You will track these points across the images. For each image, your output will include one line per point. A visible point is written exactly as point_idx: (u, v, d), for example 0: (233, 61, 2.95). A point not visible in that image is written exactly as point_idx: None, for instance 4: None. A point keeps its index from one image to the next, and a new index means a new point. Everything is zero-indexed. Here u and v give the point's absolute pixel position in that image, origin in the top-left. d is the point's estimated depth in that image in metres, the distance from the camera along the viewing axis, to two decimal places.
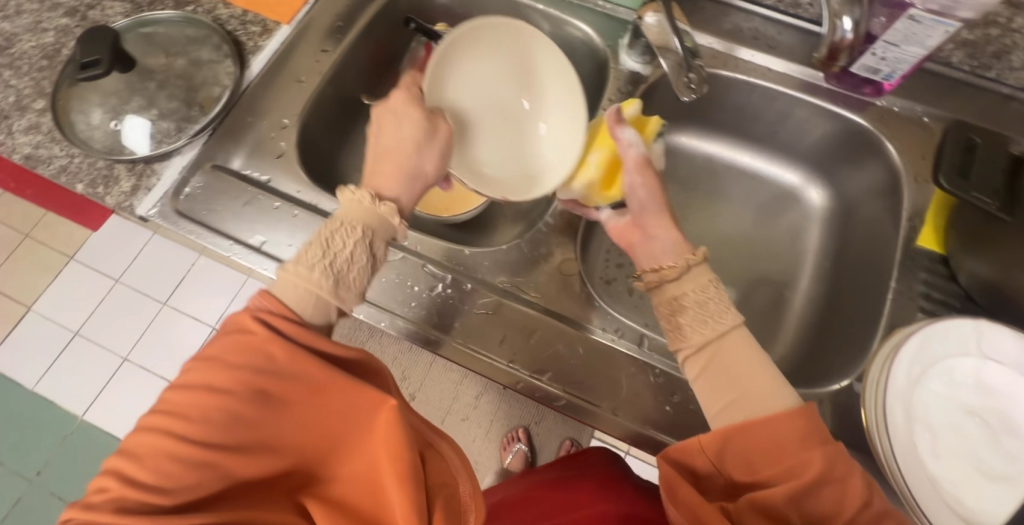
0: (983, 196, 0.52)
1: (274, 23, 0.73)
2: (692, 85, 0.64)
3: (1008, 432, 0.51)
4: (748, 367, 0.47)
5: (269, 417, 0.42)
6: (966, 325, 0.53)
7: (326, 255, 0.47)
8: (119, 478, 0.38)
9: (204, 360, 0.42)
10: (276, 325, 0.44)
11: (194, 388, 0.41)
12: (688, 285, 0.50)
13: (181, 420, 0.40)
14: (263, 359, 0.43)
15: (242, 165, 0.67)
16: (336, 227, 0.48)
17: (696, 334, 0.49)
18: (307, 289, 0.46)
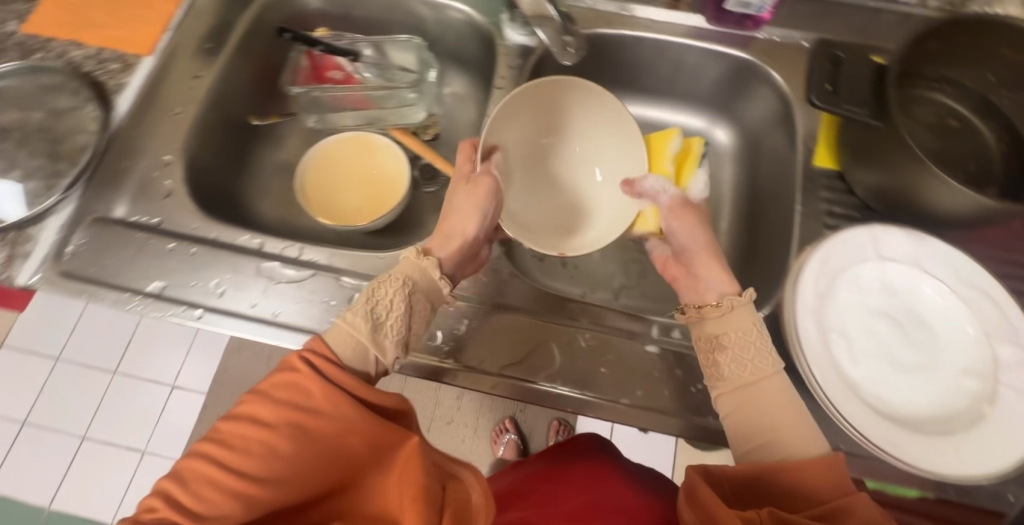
0: (854, 108, 0.53)
1: (134, 57, 0.68)
2: (569, 48, 0.65)
3: (914, 324, 0.54)
4: (783, 412, 0.46)
5: (305, 454, 0.42)
6: (860, 233, 0.56)
7: (371, 305, 0.49)
8: (162, 498, 0.39)
9: (256, 393, 0.44)
10: (321, 366, 0.45)
11: (242, 420, 0.42)
12: (729, 323, 0.51)
13: (227, 451, 0.41)
14: (301, 395, 0.43)
15: (127, 212, 0.63)
16: (384, 280, 0.51)
17: (734, 372, 0.49)
18: (353, 338, 0.47)
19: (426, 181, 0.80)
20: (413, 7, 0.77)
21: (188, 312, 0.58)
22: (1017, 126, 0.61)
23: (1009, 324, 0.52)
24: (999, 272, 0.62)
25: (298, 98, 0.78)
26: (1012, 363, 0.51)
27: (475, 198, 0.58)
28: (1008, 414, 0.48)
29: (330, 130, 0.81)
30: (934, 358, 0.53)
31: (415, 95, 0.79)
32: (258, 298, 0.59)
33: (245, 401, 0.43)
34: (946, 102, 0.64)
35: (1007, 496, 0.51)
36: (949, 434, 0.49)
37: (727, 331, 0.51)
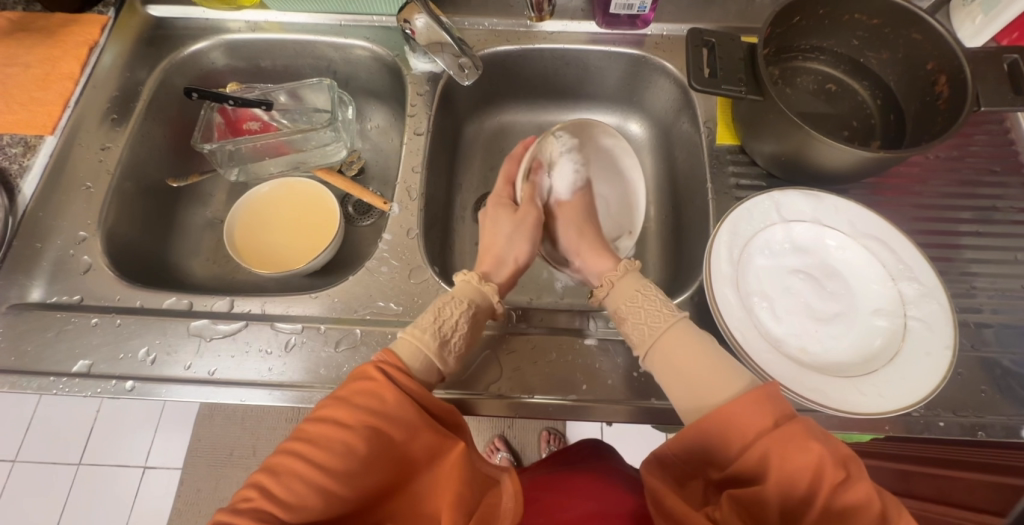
0: (733, 86, 0.57)
1: (36, 138, 0.67)
2: (467, 68, 0.73)
3: (826, 275, 0.58)
4: (697, 359, 0.48)
5: (379, 455, 0.43)
6: (762, 199, 0.59)
7: (437, 323, 0.52)
8: (257, 489, 0.41)
9: (340, 400, 0.45)
10: (395, 375, 0.47)
11: (327, 420, 0.44)
12: (624, 290, 0.56)
13: (311, 449, 0.42)
14: (378, 402, 0.45)
15: (45, 294, 0.60)
16: (447, 299, 0.54)
17: (639, 335, 0.52)
18: (421, 351, 0.50)
19: (359, 215, 0.82)
20: (319, 51, 0.79)
21: (118, 385, 0.56)
22: (887, 81, 0.67)
23: (906, 260, 0.56)
24: (901, 214, 0.67)
25: (213, 154, 0.76)
26: (915, 297, 0.54)
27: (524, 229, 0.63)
28: (919, 345, 0.52)
29: (254, 180, 0.81)
30: (848, 304, 0.56)
31: (332, 133, 0.78)
32: (192, 359, 0.57)
33: (328, 404, 0.45)
34: (824, 69, 0.69)
35: (938, 424, 0.54)
36: (872, 373, 0.51)
37: (622, 299, 0.55)
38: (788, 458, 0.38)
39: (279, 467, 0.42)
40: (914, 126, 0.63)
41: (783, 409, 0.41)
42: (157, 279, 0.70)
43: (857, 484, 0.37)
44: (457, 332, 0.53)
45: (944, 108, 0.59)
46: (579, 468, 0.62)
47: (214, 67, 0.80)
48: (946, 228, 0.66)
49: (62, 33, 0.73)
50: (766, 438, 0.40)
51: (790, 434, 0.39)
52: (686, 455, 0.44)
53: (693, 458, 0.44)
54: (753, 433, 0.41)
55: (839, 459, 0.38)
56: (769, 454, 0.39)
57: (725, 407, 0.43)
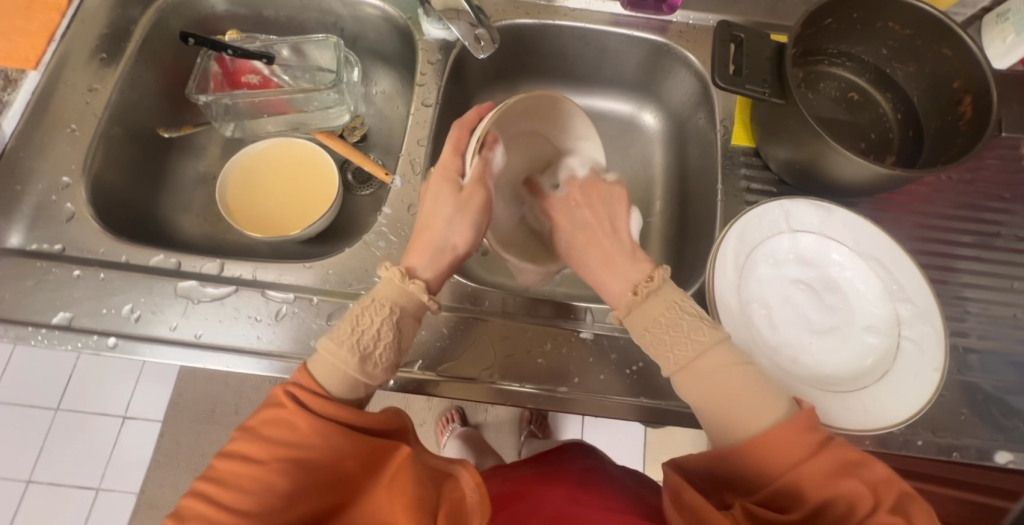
0: (757, 87, 0.55)
1: (18, 71, 0.63)
2: (484, 41, 0.68)
3: (826, 288, 0.58)
4: (737, 387, 0.46)
5: (300, 486, 0.44)
6: (773, 207, 0.58)
7: (355, 334, 0.49)
8: None
9: (247, 436, 0.45)
10: (307, 398, 0.46)
11: (237, 457, 0.44)
12: (655, 307, 0.51)
13: (222, 487, 0.43)
14: (288, 431, 0.45)
15: (23, 240, 0.58)
16: (368, 305, 0.51)
17: (679, 356, 0.48)
18: (339, 369, 0.48)
19: (358, 183, 0.79)
20: (327, 5, 0.75)
21: (100, 341, 0.54)
22: (910, 94, 0.65)
23: (906, 282, 0.56)
24: (906, 233, 0.66)
25: (208, 107, 0.73)
26: (909, 317, 0.54)
27: (469, 214, 0.57)
28: (908, 365, 0.52)
29: (251, 137, 0.78)
30: (843, 319, 0.56)
31: (336, 95, 0.75)
32: (178, 320, 0.55)
33: (238, 438, 0.45)
34: (848, 76, 0.67)
35: (916, 442, 0.55)
36: (860, 389, 0.52)
37: (650, 320, 0.50)
38: (829, 484, 0.40)
39: (186, 511, 0.42)
40: (932, 144, 0.62)
41: (824, 435, 0.43)
42: (143, 234, 0.67)
43: (886, 514, 0.39)
44: (373, 345, 0.49)
45: (965, 129, 0.58)
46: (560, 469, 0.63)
47: (213, 11, 0.75)
48: (946, 250, 0.66)
49: None
50: (808, 461, 0.41)
51: (837, 460, 0.41)
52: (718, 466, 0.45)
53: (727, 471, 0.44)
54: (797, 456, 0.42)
55: (872, 486, 0.40)
56: (814, 478, 0.41)
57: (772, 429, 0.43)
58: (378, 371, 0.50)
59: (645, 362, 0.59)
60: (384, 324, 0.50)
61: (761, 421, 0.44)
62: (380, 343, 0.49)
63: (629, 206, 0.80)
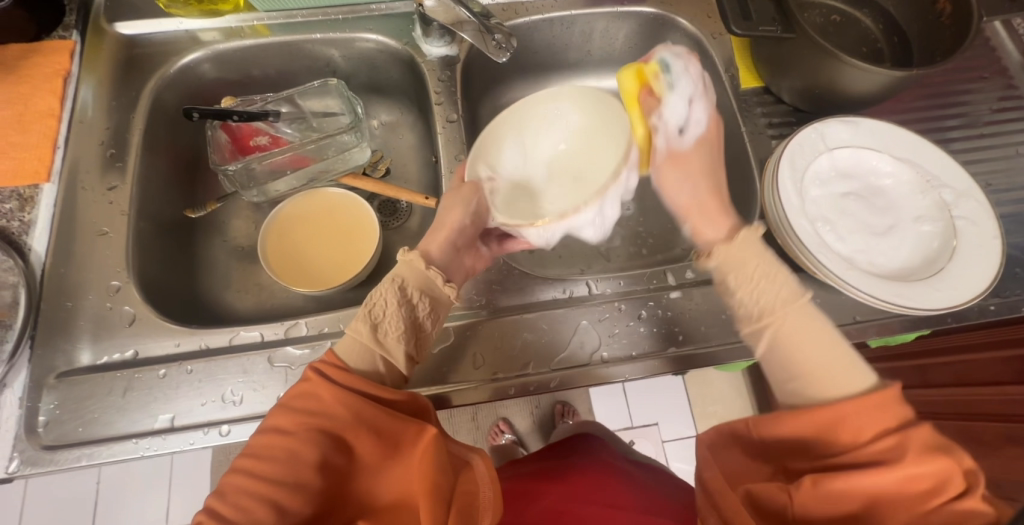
0: (768, 27, 0.60)
1: (31, 188, 0.60)
2: (501, 45, 0.69)
3: (873, 194, 0.62)
4: (816, 346, 0.46)
5: (330, 455, 0.44)
6: (809, 132, 0.62)
7: (373, 314, 0.53)
8: (209, 513, 0.40)
9: (281, 409, 0.45)
10: (331, 371, 0.48)
11: (272, 430, 0.44)
12: (745, 255, 0.52)
13: (259, 460, 0.42)
14: (315, 403, 0.46)
15: (93, 355, 0.55)
16: (382, 288, 0.54)
17: (758, 308, 0.50)
18: (358, 345, 0.51)
19: (387, 217, 0.79)
20: (318, 50, 0.74)
21: (212, 433, 0.52)
22: (886, 5, 0.71)
23: (939, 169, 0.61)
24: (912, 130, 0.72)
25: (233, 176, 0.71)
26: (955, 199, 0.59)
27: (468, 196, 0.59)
28: (971, 240, 0.57)
29: (273, 199, 0.76)
30: (897, 216, 0.61)
31: (353, 137, 0.74)
32: (282, 390, 0.54)
33: (269, 414, 0.45)
34: (826, 3, 0.72)
35: (989, 307, 0.60)
36: (939, 271, 0.56)
37: (733, 266, 0.52)
38: (903, 462, 0.38)
39: (225, 487, 0.42)
40: (920, 44, 0.68)
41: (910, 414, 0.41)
42: (200, 318, 0.65)
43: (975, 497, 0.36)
44: (388, 326, 0.52)
45: (948, 23, 0.64)
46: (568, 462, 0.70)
47: (205, 82, 0.73)
48: (948, 134, 0.72)
49: (24, 66, 0.65)
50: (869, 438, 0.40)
51: (916, 443, 0.38)
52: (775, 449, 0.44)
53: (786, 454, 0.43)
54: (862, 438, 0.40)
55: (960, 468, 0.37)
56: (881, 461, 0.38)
57: (842, 404, 0.41)
58: (395, 350, 0.52)
59: None
60: (398, 306, 0.53)
61: (845, 388, 0.43)
62: (392, 324, 0.52)
63: None
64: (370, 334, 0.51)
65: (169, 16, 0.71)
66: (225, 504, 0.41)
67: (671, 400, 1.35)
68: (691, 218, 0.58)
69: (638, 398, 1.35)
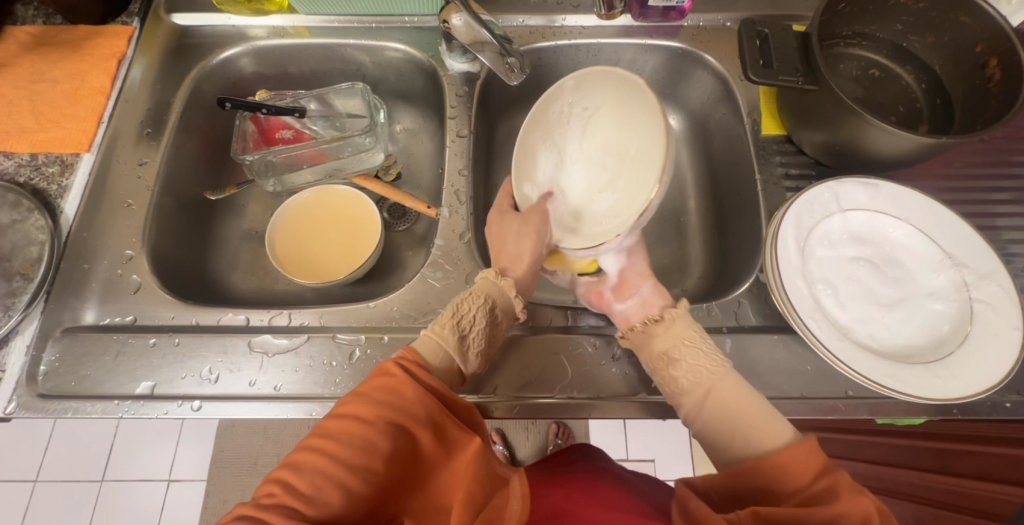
0: (789, 77, 0.58)
1: (72, 156, 0.66)
2: (515, 68, 0.71)
3: (888, 262, 0.58)
4: (754, 410, 0.47)
5: (398, 449, 0.44)
6: (821, 190, 0.59)
7: (456, 319, 0.54)
8: (281, 485, 0.40)
9: (362, 398, 0.46)
10: (414, 370, 0.48)
11: (346, 416, 0.44)
12: (680, 331, 0.53)
13: (331, 442, 0.43)
14: (394, 397, 0.46)
15: (97, 316, 0.60)
16: (466, 296, 0.56)
17: (690, 380, 0.50)
18: (441, 347, 0.52)
19: (395, 219, 0.81)
20: (349, 54, 0.78)
21: (185, 405, 0.55)
22: (932, 64, 0.67)
23: (965, 247, 0.56)
24: (946, 198, 0.67)
25: (253, 165, 0.75)
26: (973, 280, 0.55)
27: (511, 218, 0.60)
28: (986, 328, 0.52)
29: (290, 190, 0.80)
30: (908, 289, 0.57)
31: (370, 139, 0.77)
32: (256, 375, 0.57)
33: (347, 400, 0.46)
34: (867, 55, 0.69)
35: (1004, 404, 0.55)
36: (947, 356, 0.52)
37: (669, 341, 0.53)
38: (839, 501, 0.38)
39: (300, 463, 0.42)
40: (963, 109, 0.64)
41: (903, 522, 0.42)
42: (201, 294, 0.68)
43: None
44: (470, 336, 0.53)
45: (997, 91, 0.60)
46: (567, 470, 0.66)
47: (243, 74, 0.78)
48: (986, 207, 0.66)
49: (87, 46, 0.72)
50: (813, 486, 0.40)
51: (846, 482, 0.39)
52: (721, 492, 0.43)
53: (731, 497, 0.43)
54: (803, 480, 0.41)
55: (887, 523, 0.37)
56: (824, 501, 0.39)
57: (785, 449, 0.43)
58: (471, 356, 0.54)
59: None
60: (483, 318, 0.54)
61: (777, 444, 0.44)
62: (473, 336, 0.54)
63: (662, 207, 0.80)
64: (454, 342, 0.53)
65: (220, 12, 0.77)
66: (284, 481, 0.41)
67: (671, 440, 1.30)
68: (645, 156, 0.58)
69: (635, 432, 1.31)
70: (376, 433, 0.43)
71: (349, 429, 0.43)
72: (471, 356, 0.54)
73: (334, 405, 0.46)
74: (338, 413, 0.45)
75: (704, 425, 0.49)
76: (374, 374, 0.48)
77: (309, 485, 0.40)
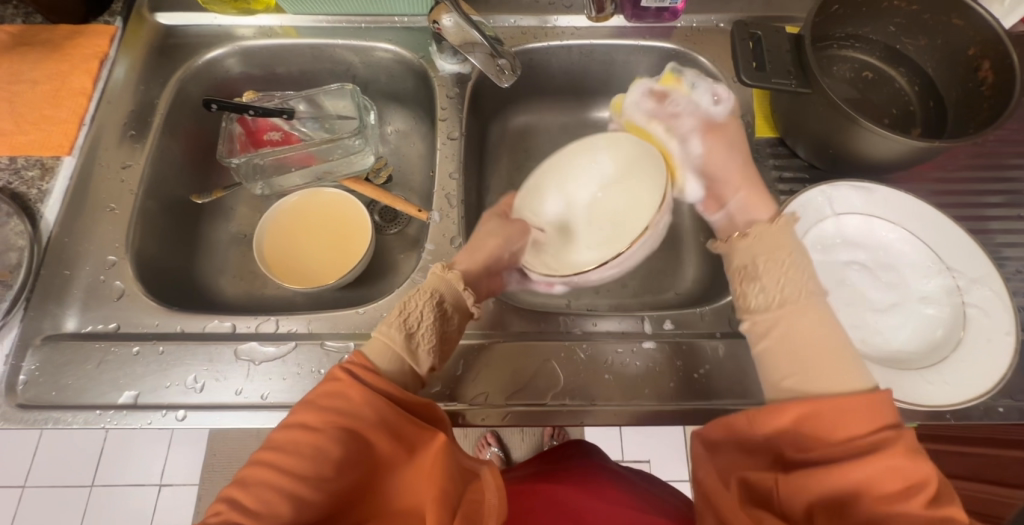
0: (782, 80, 0.58)
1: (53, 159, 0.65)
2: (505, 70, 0.70)
3: (881, 266, 0.58)
4: (820, 337, 0.48)
5: (350, 454, 0.43)
6: (814, 194, 0.59)
7: (403, 317, 0.53)
8: (229, 502, 0.40)
9: (309, 406, 0.45)
10: (361, 372, 0.47)
11: (295, 426, 0.43)
12: (762, 247, 0.55)
13: (282, 454, 0.42)
14: (343, 402, 0.45)
15: (79, 324, 0.58)
16: (413, 294, 0.55)
17: (763, 301, 0.52)
18: (387, 347, 0.51)
19: (386, 222, 0.80)
20: (339, 55, 0.77)
21: (169, 415, 0.54)
22: (925, 66, 0.66)
23: (958, 252, 0.56)
24: (939, 202, 0.67)
25: (239, 168, 0.73)
26: (965, 284, 0.54)
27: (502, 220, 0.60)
28: (979, 332, 0.52)
29: (279, 193, 0.78)
30: (901, 294, 0.56)
31: (360, 141, 0.76)
32: (242, 384, 0.55)
33: (296, 409, 0.45)
34: (861, 57, 0.68)
35: (997, 409, 0.55)
36: (940, 362, 0.51)
37: (750, 257, 0.55)
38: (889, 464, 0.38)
39: (250, 478, 0.41)
40: (956, 112, 0.64)
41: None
42: (187, 299, 0.67)
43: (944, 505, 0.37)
44: (418, 331, 0.53)
45: (989, 94, 0.59)
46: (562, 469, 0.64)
47: (230, 75, 0.77)
48: (979, 211, 0.66)
49: (69, 46, 0.70)
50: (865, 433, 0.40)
51: (905, 442, 0.39)
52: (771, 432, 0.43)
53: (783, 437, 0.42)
54: (855, 426, 0.41)
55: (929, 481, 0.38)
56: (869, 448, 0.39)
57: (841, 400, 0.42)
58: (421, 353, 0.52)
59: (712, 364, 0.59)
60: (431, 314, 0.54)
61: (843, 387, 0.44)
62: (422, 330, 0.53)
63: None
64: (401, 336, 0.52)
65: (206, 11, 0.75)
66: (237, 500, 0.40)
67: (667, 441, 1.29)
68: (743, 189, 0.62)
69: (631, 434, 1.30)
70: (325, 440, 0.42)
71: (298, 440, 0.42)
72: (421, 352, 0.52)
73: (284, 416, 0.45)
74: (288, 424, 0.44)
75: (768, 346, 0.50)
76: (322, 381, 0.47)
77: (257, 500, 0.40)
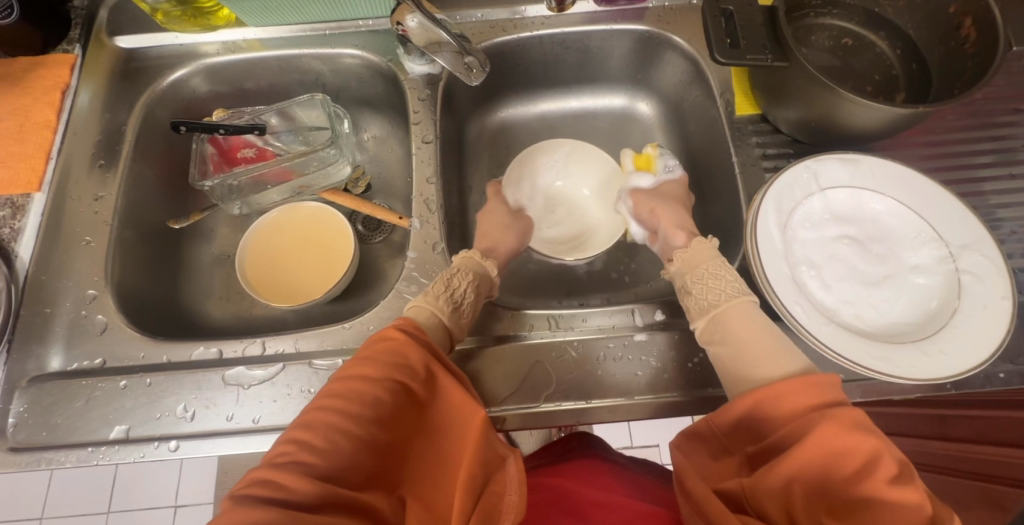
0: (758, 55, 0.56)
1: (23, 196, 0.64)
2: (474, 68, 0.68)
3: (874, 239, 0.57)
4: (757, 333, 0.48)
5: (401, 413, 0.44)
6: (800, 170, 0.57)
7: (449, 291, 0.55)
8: (297, 442, 0.40)
9: (366, 363, 0.45)
10: (411, 331, 0.49)
11: (353, 377, 0.44)
12: (699, 259, 0.56)
13: (339, 401, 0.42)
14: (400, 360, 0.45)
15: (64, 362, 0.58)
16: (456, 271, 0.57)
17: (698, 307, 0.53)
18: (432, 313, 0.53)
19: (370, 232, 0.79)
20: (306, 64, 0.75)
21: (162, 447, 0.54)
22: (907, 28, 0.64)
23: (946, 220, 0.55)
24: (928, 167, 0.65)
25: (213, 190, 0.71)
26: (958, 250, 0.53)
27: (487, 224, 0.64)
28: (974, 299, 0.51)
29: (257, 211, 0.77)
30: (893, 266, 0.55)
31: (335, 151, 0.74)
32: (234, 409, 0.55)
33: (355, 364, 0.45)
34: (839, 24, 0.66)
35: (999, 374, 0.54)
36: (939, 330, 0.50)
37: (685, 274, 0.56)
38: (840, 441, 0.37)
39: (314, 422, 0.41)
40: (939, 73, 0.62)
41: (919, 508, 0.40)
42: (174, 325, 0.66)
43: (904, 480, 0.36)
44: (463, 306, 0.55)
45: (972, 52, 0.58)
46: (565, 464, 0.63)
47: (196, 94, 0.75)
48: (970, 174, 0.64)
49: (28, 78, 0.69)
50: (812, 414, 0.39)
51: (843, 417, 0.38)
52: (727, 430, 0.43)
53: (738, 434, 0.43)
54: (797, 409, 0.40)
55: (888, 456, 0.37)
56: (808, 430, 0.38)
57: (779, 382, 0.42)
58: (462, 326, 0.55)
59: (705, 353, 0.58)
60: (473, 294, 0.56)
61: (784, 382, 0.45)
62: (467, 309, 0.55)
63: None
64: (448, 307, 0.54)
65: (166, 31, 0.73)
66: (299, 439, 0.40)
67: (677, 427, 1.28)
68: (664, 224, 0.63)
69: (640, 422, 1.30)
70: (381, 396, 0.43)
71: (356, 390, 0.43)
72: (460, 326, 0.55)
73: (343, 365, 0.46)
74: (348, 374, 0.44)
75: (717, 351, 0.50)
76: (378, 336, 0.48)
77: (322, 439, 0.40)
